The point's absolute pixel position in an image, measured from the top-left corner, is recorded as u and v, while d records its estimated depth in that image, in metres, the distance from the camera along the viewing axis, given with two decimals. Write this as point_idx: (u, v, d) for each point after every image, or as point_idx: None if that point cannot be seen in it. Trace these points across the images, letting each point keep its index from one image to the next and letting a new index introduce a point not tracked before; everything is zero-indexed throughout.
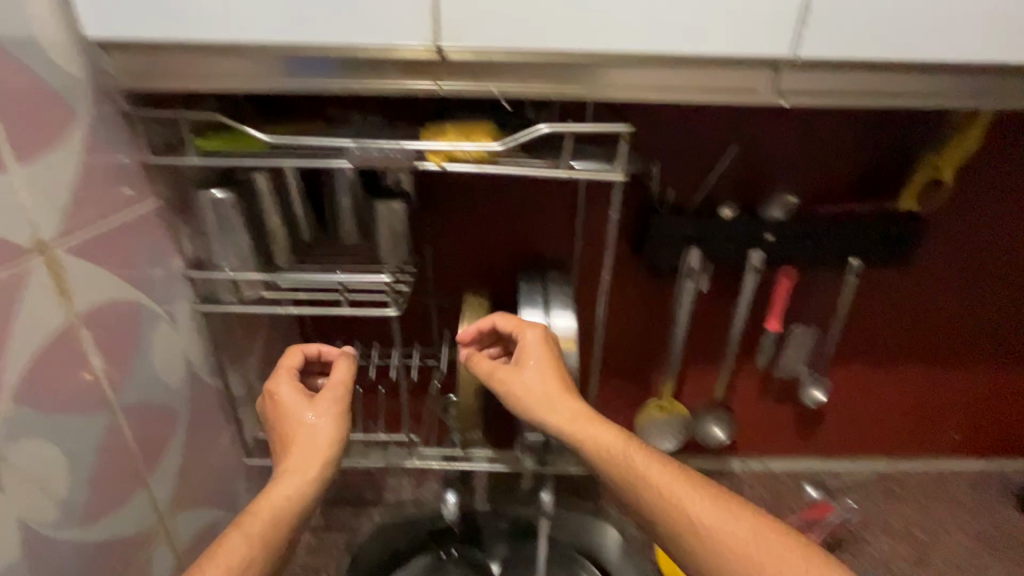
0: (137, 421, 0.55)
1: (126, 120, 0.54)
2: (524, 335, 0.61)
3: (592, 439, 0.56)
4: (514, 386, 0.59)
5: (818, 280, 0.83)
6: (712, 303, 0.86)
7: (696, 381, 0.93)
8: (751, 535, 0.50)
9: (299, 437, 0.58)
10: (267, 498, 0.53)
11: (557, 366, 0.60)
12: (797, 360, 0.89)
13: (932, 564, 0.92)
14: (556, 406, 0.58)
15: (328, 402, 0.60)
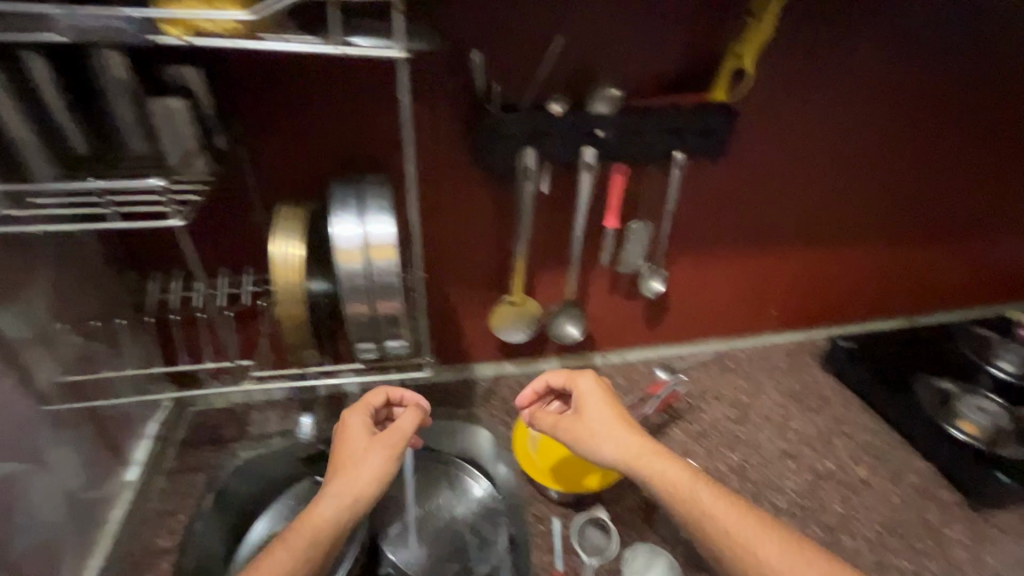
0: None
1: None
2: (577, 383, 0.81)
3: (651, 467, 0.73)
4: (580, 430, 0.77)
5: (649, 178, 0.88)
6: (554, 205, 0.88)
7: (547, 282, 0.97)
8: (759, 532, 0.66)
9: (350, 471, 0.73)
10: (313, 514, 0.69)
11: (617, 408, 0.79)
12: (637, 255, 0.95)
13: (748, 419, 1.09)
14: (616, 436, 0.76)
15: (383, 445, 0.76)
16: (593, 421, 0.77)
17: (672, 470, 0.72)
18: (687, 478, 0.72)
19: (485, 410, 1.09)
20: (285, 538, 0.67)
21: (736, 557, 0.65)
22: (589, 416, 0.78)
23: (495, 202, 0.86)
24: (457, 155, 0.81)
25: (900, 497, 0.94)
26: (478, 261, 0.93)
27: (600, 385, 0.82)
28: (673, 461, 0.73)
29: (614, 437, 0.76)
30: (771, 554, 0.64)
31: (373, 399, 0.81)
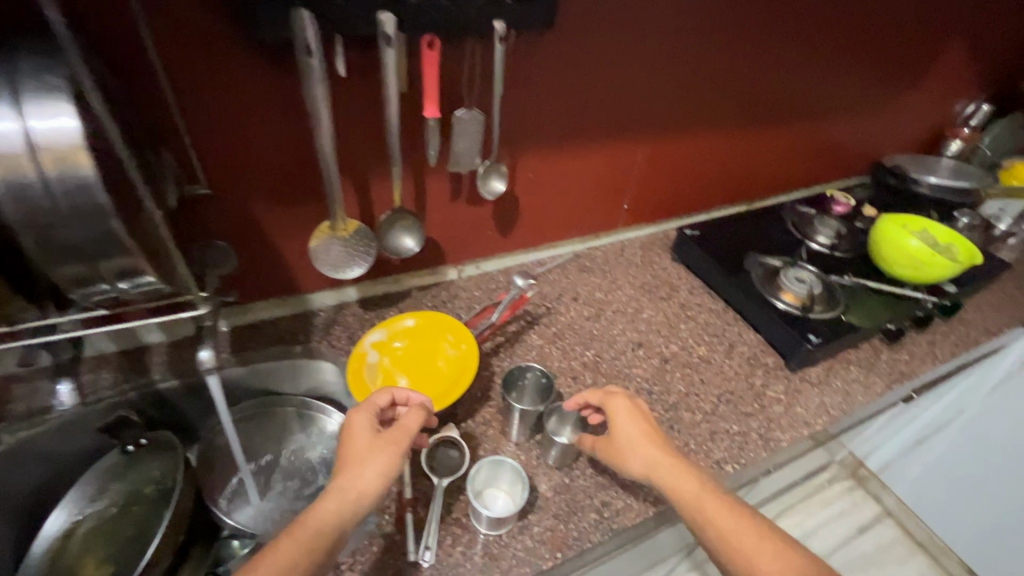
0: None
1: None
2: (612, 402, 0.76)
3: (672, 480, 0.67)
4: (611, 449, 0.74)
5: (471, 56, 0.75)
6: (356, 89, 0.72)
7: (372, 191, 0.84)
8: (770, 552, 0.60)
9: (353, 469, 0.62)
10: (314, 514, 0.58)
11: (647, 428, 0.73)
12: (470, 151, 0.83)
13: (603, 315, 1.09)
14: (653, 457, 0.70)
15: (390, 443, 0.65)
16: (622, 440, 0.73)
17: (682, 480, 0.67)
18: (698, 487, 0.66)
19: (322, 342, 0.97)
20: (285, 535, 0.56)
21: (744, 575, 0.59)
22: (617, 435, 0.74)
23: (283, 90, 0.71)
24: (213, 24, 0.63)
25: (732, 368, 1.01)
26: (281, 166, 0.78)
27: (629, 402, 0.77)
28: (690, 474, 0.68)
29: (643, 452, 0.71)
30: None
31: (379, 401, 0.70)
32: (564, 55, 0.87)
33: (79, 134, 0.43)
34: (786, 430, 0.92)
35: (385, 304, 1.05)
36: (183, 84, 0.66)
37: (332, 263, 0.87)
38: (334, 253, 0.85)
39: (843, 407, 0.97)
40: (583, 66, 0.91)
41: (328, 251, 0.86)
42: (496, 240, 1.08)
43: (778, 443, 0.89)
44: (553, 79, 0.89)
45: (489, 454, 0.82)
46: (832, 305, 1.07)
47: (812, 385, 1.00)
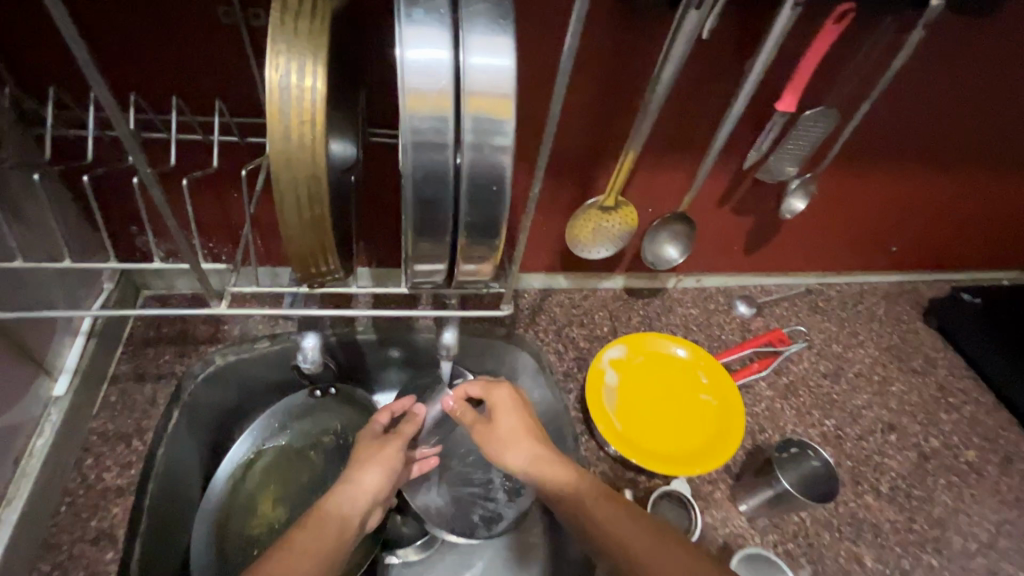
0: None
1: None
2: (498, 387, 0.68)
3: (544, 473, 0.61)
4: (487, 437, 0.65)
5: (868, 41, 0.56)
6: (706, 60, 0.56)
7: (653, 182, 0.69)
8: (667, 547, 0.52)
9: (350, 482, 0.63)
10: (324, 509, 0.60)
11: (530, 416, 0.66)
12: (787, 163, 0.66)
13: (843, 376, 0.90)
14: (517, 444, 0.63)
15: (384, 457, 0.65)
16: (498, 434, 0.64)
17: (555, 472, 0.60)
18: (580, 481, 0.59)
19: (528, 330, 0.85)
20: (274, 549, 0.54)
21: None
22: (501, 428, 0.64)
23: (622, 43, 0.54)
24: None
25: (1012, 490, 0.80)
26: (573, 136, 0.62)
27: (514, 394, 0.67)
28: (556, 460, 0.61)
29: (517, 453, 0.62)
30: None
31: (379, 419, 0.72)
32: (951, 62, 0.66)
33: (513, 78, 0.33)
34: None
35: (592, 301, 0.91)
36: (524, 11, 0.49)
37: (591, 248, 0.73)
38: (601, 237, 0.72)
39: None
40: (966, 80, 0.68)
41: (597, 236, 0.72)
42: (741, 257, 0.92)
43: None
44: (922, 88, 0.69)
45: (718, 524, 0.68)
46: None
47: None
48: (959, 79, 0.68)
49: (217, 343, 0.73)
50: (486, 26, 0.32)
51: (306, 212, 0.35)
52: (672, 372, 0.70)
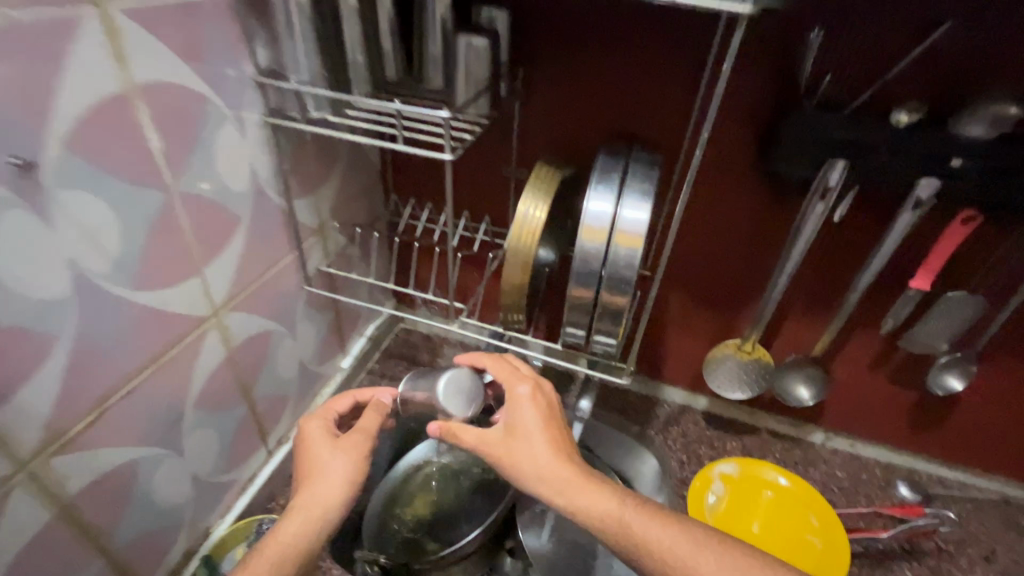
0: (205, 225, 0.55)
1: None
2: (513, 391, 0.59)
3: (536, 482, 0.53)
4: (504, 451, 0.54)
5: (1013, 246, 0.61)
6: (842, 238, 0.68)
7: (795, 329, 0.79)
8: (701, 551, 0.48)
9: (315, 477, 0.58)
10: (276, 536, 0.52)
11: (551, 426, 0.56)
12: (937, 337, 0.69)
13: None
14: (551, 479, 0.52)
15: (350, 443, 0.61)
16: (510, 445, 0.54)
17: (553, 464, 0.53)
18: (628, 510, 0.50)
19: (660, 436, 0.96)
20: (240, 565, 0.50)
21: None
22: (512, 428, 0.56)
23: (766, 213, 0.70)
24: (741, 152, 0.66)
25: None
26: (719, 277, 0.78)
27: (530, 391, 0.59)
28: (554, 436, 0.55)
29: (536, 464, 0.53)
30: None
31: (383, 395, 0.68)
32: None
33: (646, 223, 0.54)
34: None
35: (728, 430, 0.98)
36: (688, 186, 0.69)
37: (725, 378, 0.85)
38: (727, 368, 0.83)
39: None
40: None
41: (724, 365, 0.84)
42: (905, 434, 0.89)
43: None
44: None
45: None
46: None
47: None
48: None
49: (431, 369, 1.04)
50: (640, 195, 0.55)
51: (519, 280, 0.63)
52: (779, 503, 0.75)
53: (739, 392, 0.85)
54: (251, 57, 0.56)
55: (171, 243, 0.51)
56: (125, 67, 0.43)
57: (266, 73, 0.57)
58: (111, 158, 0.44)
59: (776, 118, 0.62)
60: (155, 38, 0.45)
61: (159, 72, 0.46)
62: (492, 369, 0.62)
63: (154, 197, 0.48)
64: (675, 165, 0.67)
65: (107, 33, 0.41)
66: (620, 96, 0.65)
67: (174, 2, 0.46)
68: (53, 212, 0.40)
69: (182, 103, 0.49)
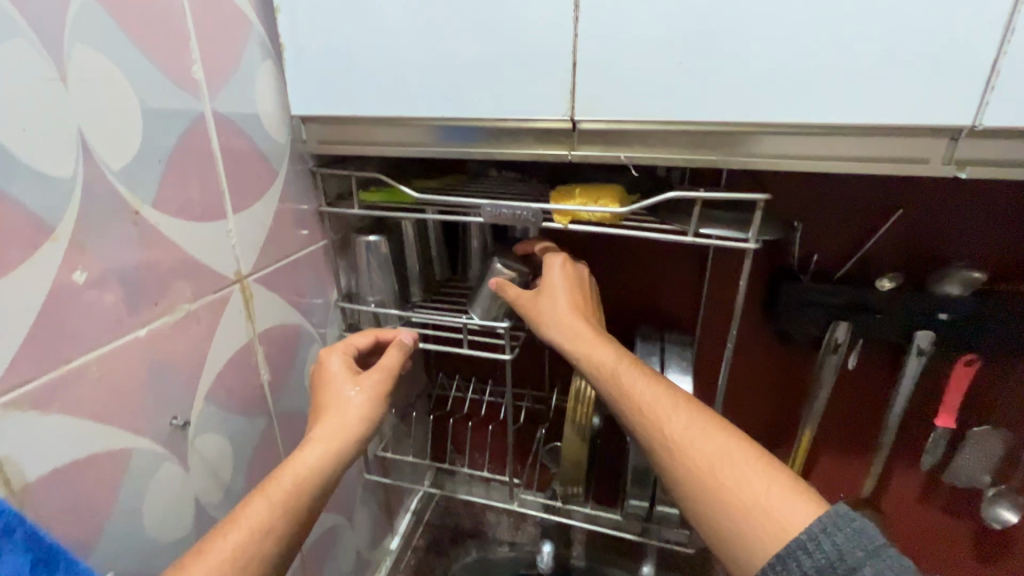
0: (291, 435, 0.60)
1: (319, 211, 0.62)
2: (549, 261, 0.60)
3: (567, 339, 0.54)
4: (531, 305, 0.58)
5: (1018, 379, 0.68)
6: (860, 382, 0.74)
7: (840, 471, 0.81)
8: (681, 411, 0.45)
9: (333, 409, 0.51)
10: (291, 464, 0.46)
11: (579, 293, 0.58)
12: (978, 470, 0.72)
13: None
14: (563, 325, 0.55)
15: (370, 383, 0.54)
16: (539, 298, 0.57)
17: (570, 321, 0.55)
18: (620, 364, 0.50)
19: None
20: (254, 495, 0.43)
21: (686, 477, 0.42)
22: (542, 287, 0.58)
23: (787, 366, 0.77)
24: (754, 316, 0.75)
25: None
26: (755, 426, 0.81)
27: (566, 262, 0.59)
28: (576, 302, 0.57)
29: (557, 315, 0.55)
30: (704, 453, 0.42)
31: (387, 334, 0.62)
32: None
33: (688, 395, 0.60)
34: None
35: None
36: (713, 350, 0.76)
37: None
38: None
39: None
40: None
41: None
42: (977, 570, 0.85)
43: None
44: None
45: None
46: None
47: None
48: None
49: (475, 539, 1.01)
50: (680, 371, 0.61)
51: (575, 448, 0.67)
52: None
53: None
54: (332, 283, 0.67)
55: (267, 458, 0.56)
56: (251, 321, 0.52)
57: (343, 295, 0.68)
58: (234, 397, 0.51)
59: (775, 289, 0.72)
60: (272, 291, 0.55)
61: (272, 316, 0.56)
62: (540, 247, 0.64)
63: (258, 421, 0.54)
64: (697, 331, 0.75)
65: (244, 298, 0.51)
66: (640, 279, 0.75)
67: (286, 260, 0.57)
68: (190, 456, 0.46)
69: (285, 335, 0.58)
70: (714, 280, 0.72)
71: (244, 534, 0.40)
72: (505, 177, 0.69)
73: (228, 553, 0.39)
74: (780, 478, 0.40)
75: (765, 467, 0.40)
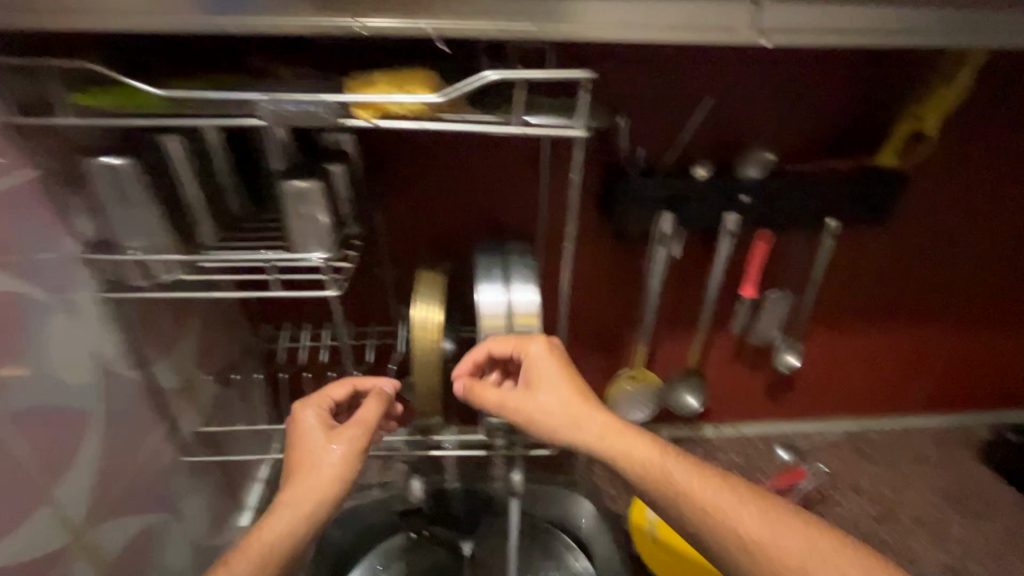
0: (44, 440, 0.46)
1: (11, 125, 0.44)
2: (527, 351, 0.56)
3: (564, 435, 0.54)
4: (520, 405, 0.55)
5: (798, 245, 0.79)
6: (683, 268, 0.81)
7: (671, 351, 0.90)
8: (726, 493, 0.52)
9: (308, 469, 0.56)
10: (264, 532, 0.53)
11: (575, 381, 0.57)
12: (771, 328, 0.86)
13: (895, 517, 0.94)
14: (585, 422, 0.54)
15: (347, 434, 0.59)
16: (532, 389, 0.55)
17: (593, 421, 0.54)
18: (663, 457, 0.54)
19: (585, 477, 1.01)
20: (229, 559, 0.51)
21: (752, 562, 0.49)
22: (539, 385, 0.55)
23: (623, 263, 0.81)
24: (590, 219, 0.76)
25: None
26: (600, 325, 0.87)
27: (546, 345, 0.56)
28: (587, 398, 0.56)
29: (547, 410, 0.55)
30: (771, 542, 0.49)
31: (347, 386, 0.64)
32: (894, 250, 0.85)
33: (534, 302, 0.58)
34: None
35: None
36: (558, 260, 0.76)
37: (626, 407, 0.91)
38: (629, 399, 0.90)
39: None
40: (920, 257, 0.86)
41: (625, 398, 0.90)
42: (769, 406, 1.05)
43: None
44: (885, 270, 0.87)
45: None
46: None
47: None
48: (914, 255, 0.86)
49: None
50: (524, 279, 0.59)
51: (425, 376, 0.62)
52: None
53: (644, 412, 0.91)
54: (68, 228, 0.50)
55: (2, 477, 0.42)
56: None
57: (87, 244, 0.51)
58: None
59: (609, 186, 0.73)
60: None
61: None
62: (493, 341, 0.56)
63: None
64: (540, 239, 0.73)
65: None
66: (478, 191, 0.70)
67: None
68: None
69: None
70: (550, 181, 0.69)
71: None
72: (293, 73, 0.54)
73: None
74: (846, 544, 0.50)
75: (831, 536, 0.50)
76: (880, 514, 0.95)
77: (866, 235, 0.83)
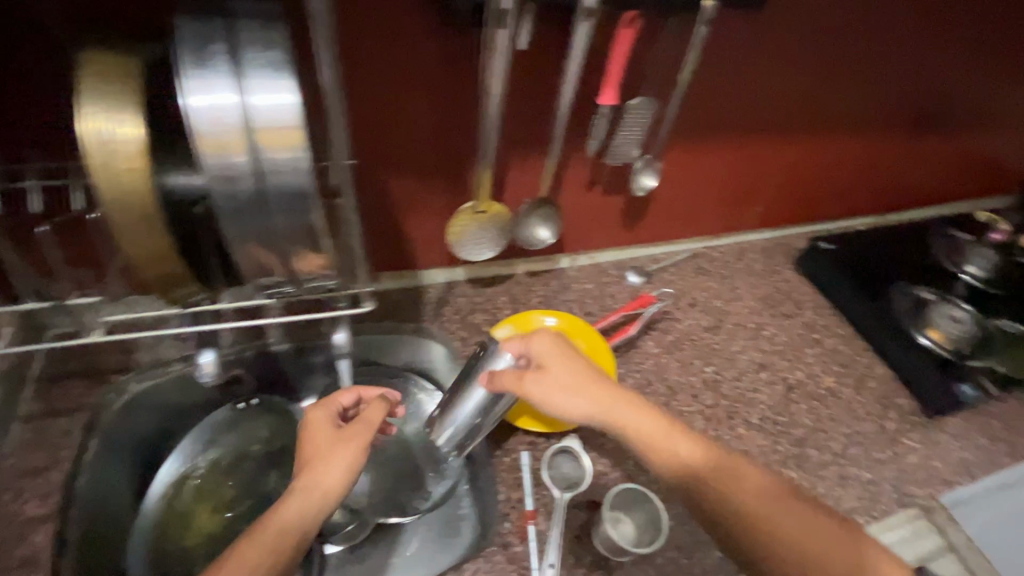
0: None
1: None
2: (536, 335, 0.67)
3: (574, 408, 0.64)
4: (529, 387, 0.64)
5: (668, 34, 0.65)
6: (528, 66, 0.64)
7: (517, 176, 0.77)
8: (712, 469, 0.58)
9: (319, 462, 0.61)
10: (272, 520, 0.56)
11: (578, 357, 0.66)
12: (630, 145, 0.75)
13: (722, 327, 1.01)
14: (596, 409, 0.63)
15: (353, 436, 0.63)
16: (539, 380, 0.64)
17: (596, 394, 0.63)
18: (652, 425, 0.61)
19: (434, 322, 0.93)
20: (244, 538, 0.55)
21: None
22: (548, 374, 0.65)
23: (449, 52, 0.62)
24: None
25: (864, 406, 0.93)
26: (433, 140, 0.70)
27: (551, 334, 0.68)
28: (602, 387, 0.64)
29: (567, 402, 0.63)
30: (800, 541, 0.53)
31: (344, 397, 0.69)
32: (763, 42, 0.76)
33: (298, 115, 0.37)
34: (922, 486, 0.85)
35: (494, 288, 0.99)
36: (355, 37, 0.58)
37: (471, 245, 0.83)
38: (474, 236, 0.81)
39: (987, 468, 0.89)
40: (783, 55, 0.79)
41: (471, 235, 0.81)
42: (623, 231, 1.01)
43: (914, 499, 0.83)
44: (748, 70, 0.79)
45: (608, 470, 0.78)
46: (986, 351, 0.96)
47: (951, 436, 0.91)
48: (778, 52, 0.79)
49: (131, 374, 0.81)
50: (270, 72, 0.36)
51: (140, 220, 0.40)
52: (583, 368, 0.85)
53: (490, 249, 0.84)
54: None
55: None
56: None
57: None
58: None
59: None
60: None
61: None
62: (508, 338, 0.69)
63: None
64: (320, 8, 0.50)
65: None
66: None
67: None
68: None
69: None
70: None
71: (277, 529, 0.55)
72: None
73: (251, 560, 0.53)
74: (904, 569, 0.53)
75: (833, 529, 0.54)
76: (710, 324, 1.01)
77: (743, 17, 0.72)
